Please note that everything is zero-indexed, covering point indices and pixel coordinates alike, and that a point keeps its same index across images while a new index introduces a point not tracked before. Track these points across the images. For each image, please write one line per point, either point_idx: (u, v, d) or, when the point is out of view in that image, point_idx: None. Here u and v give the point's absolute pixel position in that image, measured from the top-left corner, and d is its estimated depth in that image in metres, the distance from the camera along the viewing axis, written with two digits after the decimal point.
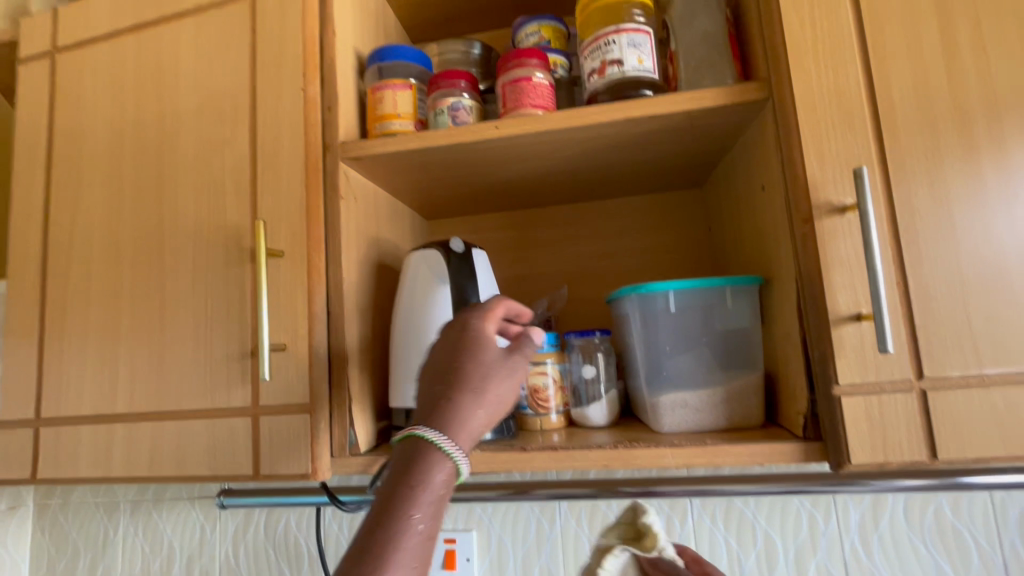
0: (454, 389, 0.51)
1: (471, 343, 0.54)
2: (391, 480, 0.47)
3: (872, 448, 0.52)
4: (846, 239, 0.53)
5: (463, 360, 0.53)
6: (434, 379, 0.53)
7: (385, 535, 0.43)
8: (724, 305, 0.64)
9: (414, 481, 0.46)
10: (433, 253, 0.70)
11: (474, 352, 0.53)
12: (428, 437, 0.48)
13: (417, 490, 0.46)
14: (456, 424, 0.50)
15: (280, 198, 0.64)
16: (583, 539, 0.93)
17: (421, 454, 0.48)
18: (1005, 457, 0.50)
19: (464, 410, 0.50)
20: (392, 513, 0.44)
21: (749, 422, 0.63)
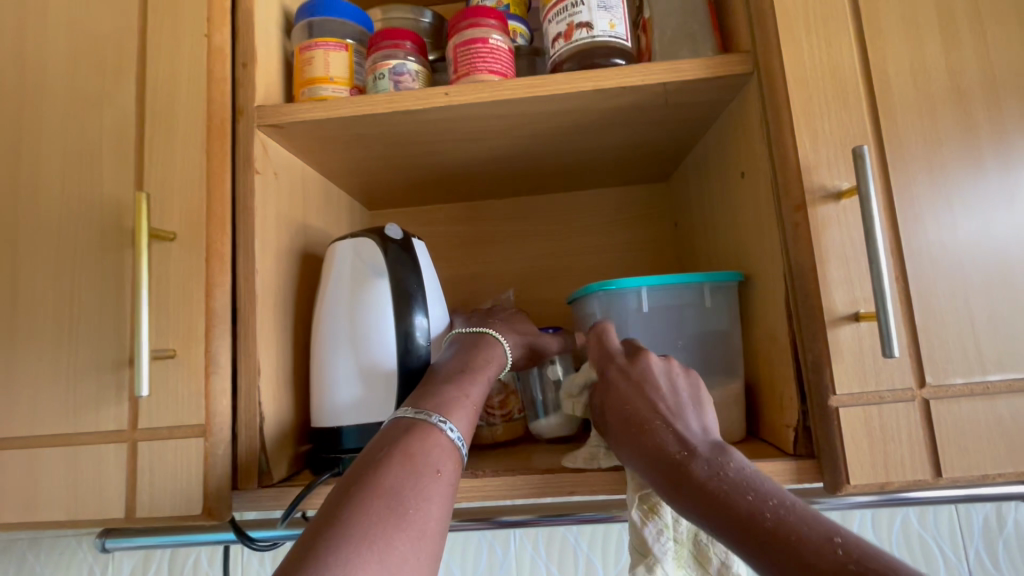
0: (501, 322, 0.62)
1: (514, 314, 0.65)
2: (444, 356, 0.56)
3: (873, 467, 0.46)
4: (840, 229, 0.47)
5: (510, 321, 0.63)
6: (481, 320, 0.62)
7: (447, 382, 0.51)
8: (703, 305, 0.57)
9: (468, 355, 0.55)
10: (367, 242, 0.59)
11: (516, 318, 0.64)
12: (483, 331, 0.59)
13: (469, 360, 0.55)
14: (496, 333, 0.59)
15: (174, 168, 0.52)
16: (540, 565, 0.83)
17: (474, 342, 0.57)
18: (1012, 474, 0.45)
19: (505, 332, 0.60)
20: (451, 371, 0.53)
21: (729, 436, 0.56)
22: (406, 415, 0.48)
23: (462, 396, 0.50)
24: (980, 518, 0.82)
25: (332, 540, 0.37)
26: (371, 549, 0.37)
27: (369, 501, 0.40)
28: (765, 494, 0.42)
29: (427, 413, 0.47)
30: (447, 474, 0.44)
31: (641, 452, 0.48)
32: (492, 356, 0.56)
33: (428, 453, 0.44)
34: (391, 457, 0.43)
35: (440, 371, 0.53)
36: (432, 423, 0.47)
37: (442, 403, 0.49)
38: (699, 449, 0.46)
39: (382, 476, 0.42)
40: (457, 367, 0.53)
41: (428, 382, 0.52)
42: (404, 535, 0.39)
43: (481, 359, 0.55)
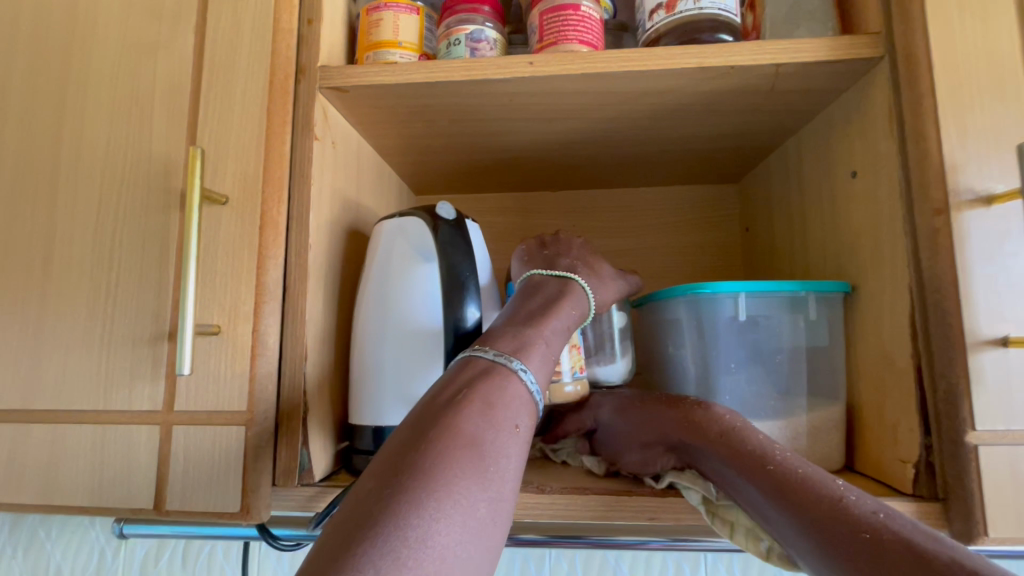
0: (582, 262, 0.53)
1: (585, 249, 0.55)
2: (525, 298, 0.49)
3: (1016, 518, 0.39)
4: (986, 238, 0.41)
5: (586, 259, 0.54)
6: (558, 256, 0.53)
7: (529, 325, 0.45)
8: (806, 317, 0.52)
9: (551, 300, 0.48)
10: (416, 222, 0.53)
11: (590, 256, 0.55)
12: (567, 277, 0.51)
13: (553, 306, 0.48)
14: (580, 279, 0.51)
15: (231, 125, 0.47)
16: None
17: (558, 288, 0.50)
18: None
19: (590, 277, 0.52)
20: (531, 314, 0.47)
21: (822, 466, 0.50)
22: (484, 356, 0.41)
23: (542, 344, 0.44)
24: None
25: (405, 487, 0.31)
26: (449, 503, 0.31)
27: (446, 447, 0.34)
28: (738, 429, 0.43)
29: (507, 357, 0.41)
30: (525, 429, 0.38)
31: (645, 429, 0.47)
32: (578, 303, 0.50)
33: (506, 404, 0.38)
34: (468, 405, 0.37)
35: (524, 313, 0.47)
36: (511, 369, 0.41)
37: (524, 346, 0.43)
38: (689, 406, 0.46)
39: (461, 421, 0.35)
40: (538, 312, 0.47)
41: (506, 324, 0.45)
42: (485, 496, 0.33)
43: (564, 305, 0.48)
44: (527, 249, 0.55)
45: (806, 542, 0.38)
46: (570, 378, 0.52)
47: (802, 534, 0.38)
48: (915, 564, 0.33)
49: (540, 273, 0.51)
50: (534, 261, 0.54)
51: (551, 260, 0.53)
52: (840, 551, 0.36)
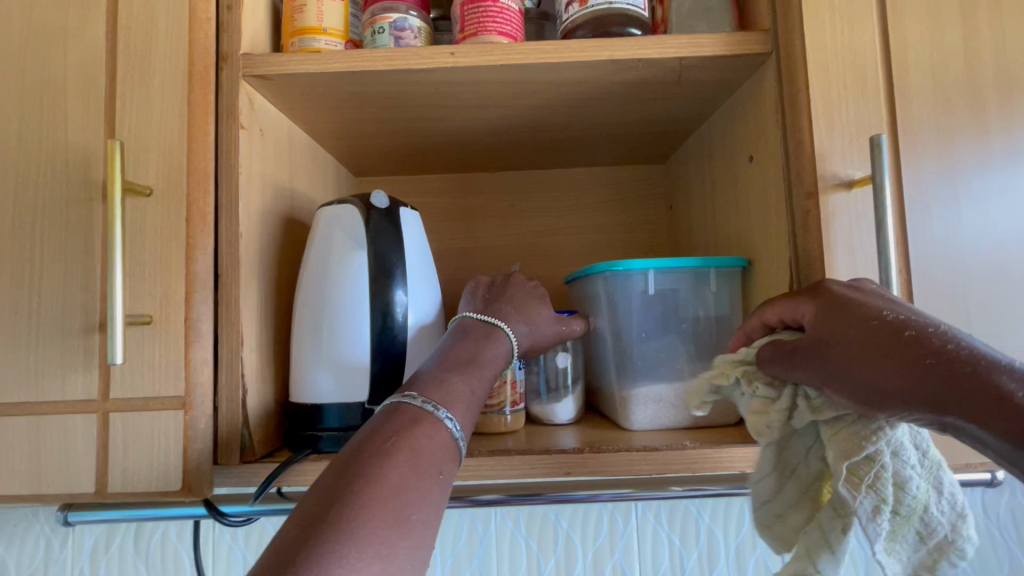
0: (516, 309, 0.55)
1: (528, 297, 0.57)
2: (456, 341, 0.51)
3: None
4: (848, 219, 0.47)
5: (524, 308, 0.55)
6: (497, 302, 0.55)
7: (453, 373, 0.47)
8: (708, 289, 0.58)
9: (478, 347, 0.50)
10: (349, 210, 0.55)
11: (529, 304, 0.56)
12: (494, 324, 0.52)
13: (480, 349, 0.50)
14: (507, 327, 0.53)
15: (151, 116, 0.47)
16: (520, 540, 0.84)
17: (484, 334, 0.51)
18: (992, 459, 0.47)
19: (518, 326, 0.54)
20: (458, 361, 0.48)
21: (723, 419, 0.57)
22: (409, 404, 0.43)
23: (465, 390, 0.46)
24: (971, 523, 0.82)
25: (331, 535, 0.33)
26: (370, 560, 0.33)
27: (375, 501, 0.36)
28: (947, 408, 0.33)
29: (434, 405, 0.43)
30: (446, 478, 0.41)
31: (833, 347, 0.39)
32: (501, 352, 0.51)
33: (431, 451, 0.41)
34: (395, 455, 0.39)
35: (452, 359, 0.48)
36: (436, 419, 0.43)
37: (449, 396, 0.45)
38: (951, 382, 0.33)
39: (387, 479, 0.37)
40: (465, 355, 0.49)
41: (433, 370, 0.47)
42: (405, 543, 0.35)
43: (488, 352, 0.50)
44: (474, 290, 0.57)
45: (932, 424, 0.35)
46: (508, 411, 0.58)
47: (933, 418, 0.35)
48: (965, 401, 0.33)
49: (472, 317, 0.53)
50: (475, 302, 0.56)
51: (487, 304, 0.55)
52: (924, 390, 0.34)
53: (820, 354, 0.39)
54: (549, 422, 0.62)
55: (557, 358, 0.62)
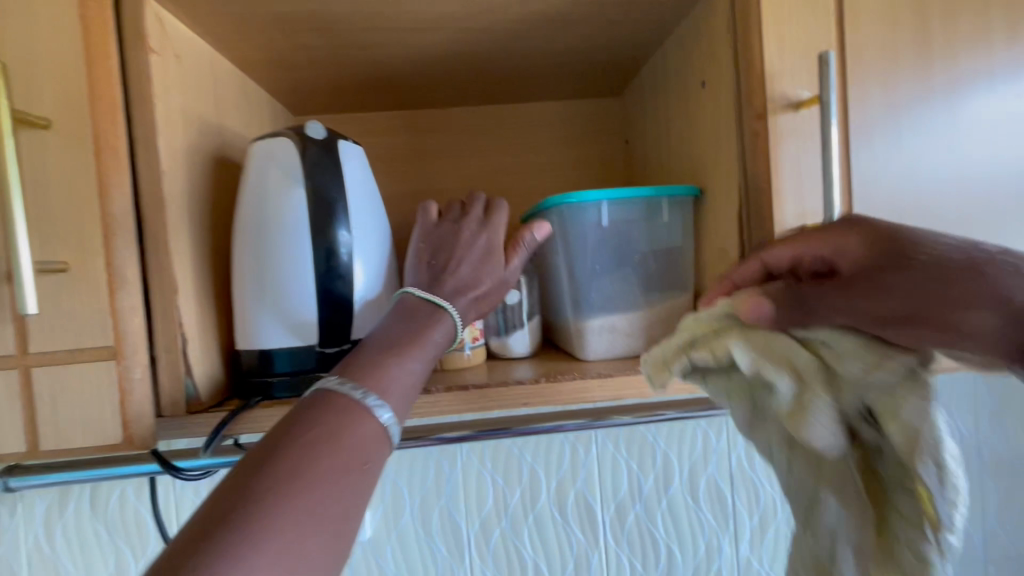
0: (462, 282, 0.48)
1: (477, 252, 0.49)
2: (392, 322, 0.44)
3: None
4: (795, 142, 0.47)
5: (470, 275, 0.48)
6: (440, 264, 0.48)
7: (390, 355, 0.41)
8: (660, 218, 0.58)
9: (418, 328, 0.44)
10: (284, 142, 0.51)
11: (478, 264, 0.49)
12: (440, 307, 0.45)
13: (420, 331, 0.44)
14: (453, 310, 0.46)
15: (39, 36, 0.41)
16: (487, 475, 0.87)
17: (427, 315, 0.45)
18: None
19: (465, 303, 0.47)
20: (394, 342, 0.42)
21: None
22: (339, 390, 0.36)
23: (403, 376, 0.40)
24: None
25: (229, 532, 0.28)
26: (273, 559, 0.28)
27: (285, 491, 0.30)
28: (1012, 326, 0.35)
29: (362, 390, 0.37)
30: (376, 466, 0.35)
31: (895, 276, 0.37)
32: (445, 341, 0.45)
33: (359, 438, 0.35)
34: (314, 439, 0.33)
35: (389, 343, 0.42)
36: (365, 406, 0.36)
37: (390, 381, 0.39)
38: (957, 277, 0.37)
39: (302, 472, 0.31)
40: (401, 337, 0.42)
41: (367, 355, 0.41)
42: (321, 533, 0.30)
43: (428, 334, 0.44)
44: (418, 256, 0.50)
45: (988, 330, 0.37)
46: (468, 348, 0.59)
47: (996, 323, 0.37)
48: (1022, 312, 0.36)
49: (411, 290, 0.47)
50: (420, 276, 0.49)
51: (432, 279, 0.48)
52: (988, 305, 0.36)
53: (875, 284, 0.37)
54: (510, 356, 0.62)
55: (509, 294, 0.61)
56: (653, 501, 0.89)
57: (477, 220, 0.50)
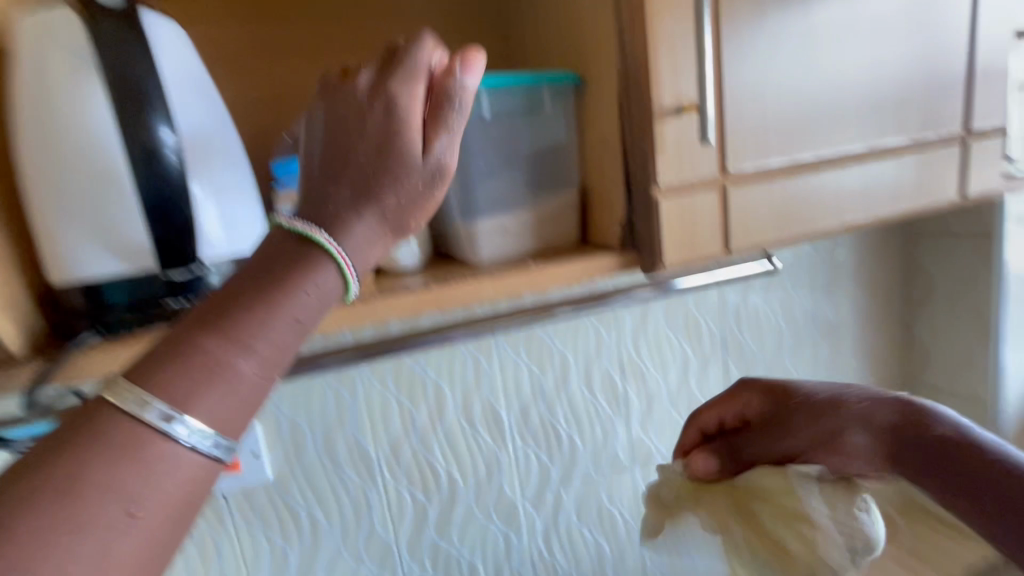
0: (350, 197, 0.33)
1: (372, 151, 0.34)
2: (241, 275, 0.30)
3: (682, 249, 0.53)
4: (672, 16, 0.48)
5: (366, 186, 0.33)
6: (335, 165, 0.34)
7: (214, 334, 0.28)
8: (543, 111, 0.56)
9: (270, 285, 0.30)
10: (67, 18, 0.40)
11: (374, 167, 0.34)
12: (314, 242, 0.31)
13: (267, 302, 0.30)
14: (336, 242, 0.32)
15: None
16: (392, 399, 0.86)
17: (293, 261, 0.31)
18: (776, 239, 0.56)
19: (359, 232, 0.33)
20: (231, 314, 0.29)
21: (561, 243, 0.59)
22: (111, 398, 0.26)
23: (230, 377, 0.28)
24: (752, 302, 1.04)
25: None
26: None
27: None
28: (955, 497, 0.51)
29: (148, 405, 0.26)
30: (157, 508, 0.26)
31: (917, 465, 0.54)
32: (307, 312, 0.31)
33: (123, 480, 0.25)
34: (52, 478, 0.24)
35: (223, 320, 0.29)
36: (146, 435, 0.26)
37: (201, 385, 0.28)
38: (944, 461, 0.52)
39: None
40: (244, 305, 0.29)
41: (188, 333, 0.28)
42: None
43: (282, 298, 0.30)
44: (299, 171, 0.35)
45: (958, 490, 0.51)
46: None
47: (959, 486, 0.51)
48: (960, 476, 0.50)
49: (302, 200, 0.34)
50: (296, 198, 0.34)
51: (308, 202, 0.33)
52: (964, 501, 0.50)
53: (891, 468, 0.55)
54: (399, 270, 0.58)
55: None
56: (554, 398, 0.95)
57: (365, 85, 0.35)
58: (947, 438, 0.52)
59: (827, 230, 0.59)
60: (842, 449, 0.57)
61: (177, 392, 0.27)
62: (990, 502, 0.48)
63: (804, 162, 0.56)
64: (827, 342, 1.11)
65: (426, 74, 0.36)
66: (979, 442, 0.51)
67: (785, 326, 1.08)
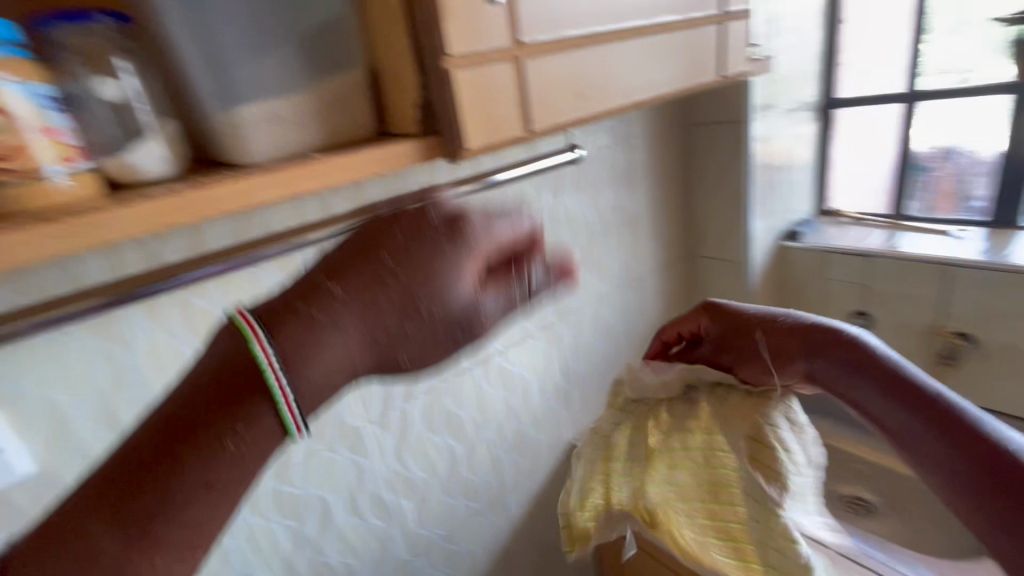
0: (462, 243, 0.48)
1: (484, 224, 0.49)
2: (204, 459, 0.41)
3: (481, 127, 0.53)
4: None
5: (396, 289, 0.46)
6: (366, 248, 0.48)
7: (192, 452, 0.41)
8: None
9: (233, 459, 0.42)
10: None
11: (467, 237, 0.48)
12: (317, 326, 0.44)
13: (228, 471, 0.42)
14: (331, 320, 0.45)
15: None
16: (181, 345, 0.74)
17: (303, 359, 0.44)
18: (576, 116, 0.59)
19: (366, 316, 0.46)
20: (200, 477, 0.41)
21: (308, 147, 0.52)
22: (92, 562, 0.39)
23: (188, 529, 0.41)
24: (563, 196, 1.11)
25: None
26: None
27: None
28: (896, 430, 0.57)
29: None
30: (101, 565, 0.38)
31: (863, 397, 0.59)
32: (227, 484, 0.42)
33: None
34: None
35: (178, 475, 0.40)
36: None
37: (172, 527, 0.40)
38: (937, 414, 0.55)
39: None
40: (205, 474, 0.41)
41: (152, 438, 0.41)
42: None
43: (226, 466, 0.42)
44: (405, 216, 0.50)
45: (925, 433, 0.55)
46: (56, 169, 0.42)
47: (929, 432, 0.54)
48: (960, 428, 0.53)
49: (266, 305, 0.46)
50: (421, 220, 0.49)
51: (447, 225, 0.48)
52: (947, 459, 0.53)
53: (824, 375, 0.61)
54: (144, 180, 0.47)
55: (107, 88, 0.45)
56: None
57: (441, 214, 0.49)
58: (940, 405, 0.55)
59: (618, 108, 0.63)
60: (804, 374, 0.63)
61: (151, 544, 0.40)
62: (973, 471, 0.52)
63: (593, 36, 0.58)
64: (626, 227, 1.26)
65: (521, 225, 0.50)
66: (956, 404, 0.55)
67: (593, 217, 1.18)
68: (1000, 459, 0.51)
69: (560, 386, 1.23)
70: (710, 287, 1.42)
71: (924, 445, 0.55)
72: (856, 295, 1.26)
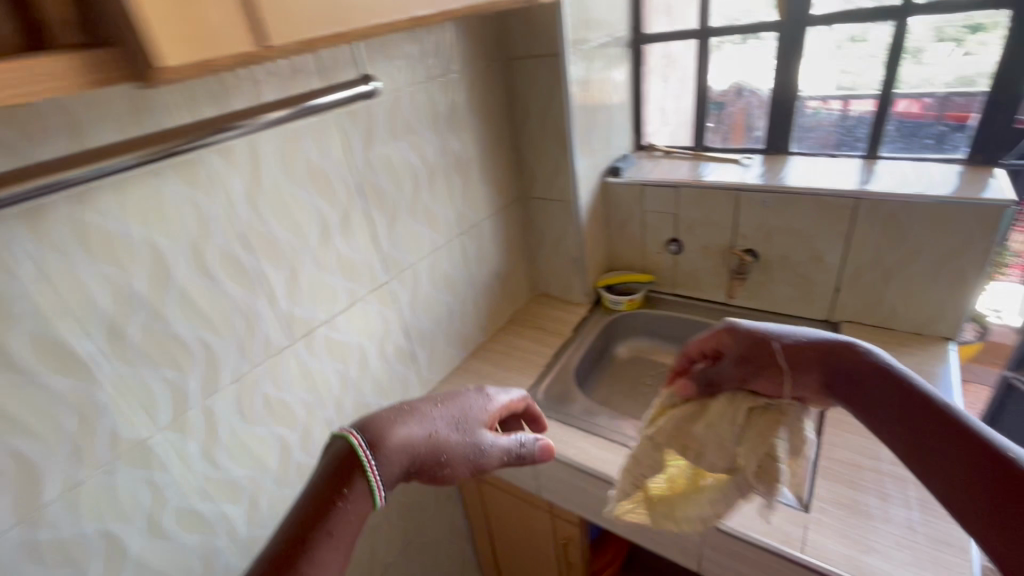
0: (463, 425, 0.75)
1: (465, 403, 0.79)
2: (335, 509, 0.61)
3: (186, 37, 0.41)
4: None
5: (440, 419, 0.74)
6: (366, 427, 0.68)
7: (340, 506, 0.61)
8: None
9: (360, 488, 0.63)
10: None
11: (471, 411, 0.79)
12: (375, 437, 0.67)
13: (346, 523, 0.61)
14: (399, 430, 0.69)
15: None
16: None
17: (375, 434, 0.67)
18: (332, 29, 0.51)
19: (427, 422, 0.72)
20: (357, 498, 0.63)
21: None
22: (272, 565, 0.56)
23: (348, 515, 0.61)
24: (377, 140, 0.99)
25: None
26: None
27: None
28: (905, 439, 0.62)
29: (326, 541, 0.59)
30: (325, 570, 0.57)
31: (852, 397, 0.68)
32: (339, 530, 0.60)
33: (338, 534, 0.60)
34: (315, 543, 0.58)
35: (316, 541, 0.59)
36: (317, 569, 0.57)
37: (321, 554, 0.58)
38: (919, 416, 0.62)
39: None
40: (363, 488, 0.63)
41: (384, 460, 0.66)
42: None
43: (343, 523, 0.61)
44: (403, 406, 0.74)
45: (929, 444, 0.60)
46: None
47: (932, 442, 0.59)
48: (960, 438, 0.57)
49: (360, 422, 0.69)
50: (397, 417, 0.70)
51: (460, 422, 0.75)
52: (942, 464, 0.58)
53: (806, 369, 0.72)
54: None
55: None
56: (157, 302, 0.72)
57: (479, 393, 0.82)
58: (951, 419, 0.59)
59: (375, 28, 0.57)
60: (817, 385, 0.71)
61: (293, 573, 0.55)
62: (965, 487, 0.55)
63: None
64: (454, 172, 1.18)
65: (477, 398, 0.81)
66: (970, 421, 0.58)
67: (416, 164, 1.08)
68: (997, 465, 0.53)
69: (402, 347, 1.16)
70: (546, 228, 1.43)
71: (928, 450, 0.59)
72: (670, 225, 1.38)
